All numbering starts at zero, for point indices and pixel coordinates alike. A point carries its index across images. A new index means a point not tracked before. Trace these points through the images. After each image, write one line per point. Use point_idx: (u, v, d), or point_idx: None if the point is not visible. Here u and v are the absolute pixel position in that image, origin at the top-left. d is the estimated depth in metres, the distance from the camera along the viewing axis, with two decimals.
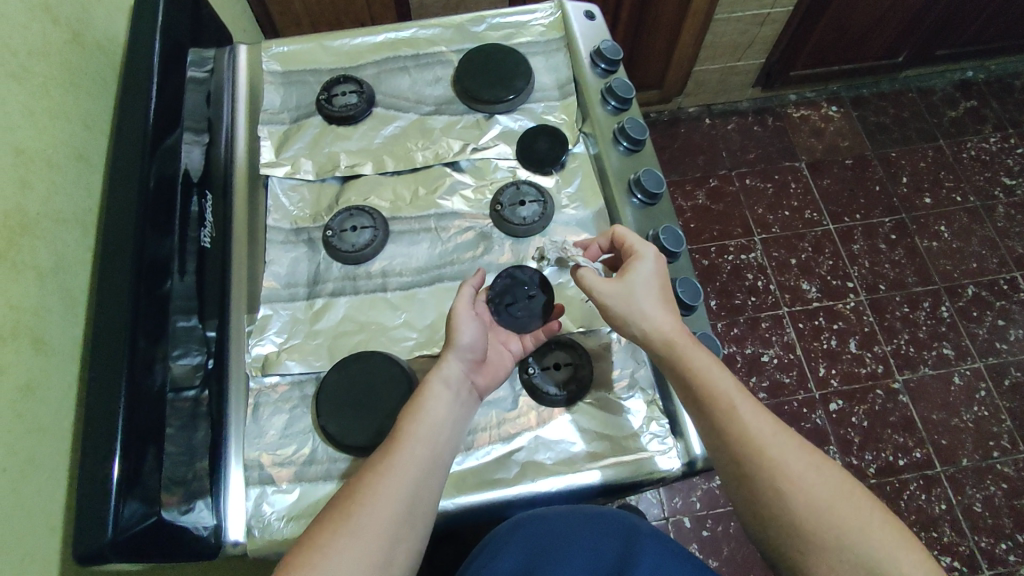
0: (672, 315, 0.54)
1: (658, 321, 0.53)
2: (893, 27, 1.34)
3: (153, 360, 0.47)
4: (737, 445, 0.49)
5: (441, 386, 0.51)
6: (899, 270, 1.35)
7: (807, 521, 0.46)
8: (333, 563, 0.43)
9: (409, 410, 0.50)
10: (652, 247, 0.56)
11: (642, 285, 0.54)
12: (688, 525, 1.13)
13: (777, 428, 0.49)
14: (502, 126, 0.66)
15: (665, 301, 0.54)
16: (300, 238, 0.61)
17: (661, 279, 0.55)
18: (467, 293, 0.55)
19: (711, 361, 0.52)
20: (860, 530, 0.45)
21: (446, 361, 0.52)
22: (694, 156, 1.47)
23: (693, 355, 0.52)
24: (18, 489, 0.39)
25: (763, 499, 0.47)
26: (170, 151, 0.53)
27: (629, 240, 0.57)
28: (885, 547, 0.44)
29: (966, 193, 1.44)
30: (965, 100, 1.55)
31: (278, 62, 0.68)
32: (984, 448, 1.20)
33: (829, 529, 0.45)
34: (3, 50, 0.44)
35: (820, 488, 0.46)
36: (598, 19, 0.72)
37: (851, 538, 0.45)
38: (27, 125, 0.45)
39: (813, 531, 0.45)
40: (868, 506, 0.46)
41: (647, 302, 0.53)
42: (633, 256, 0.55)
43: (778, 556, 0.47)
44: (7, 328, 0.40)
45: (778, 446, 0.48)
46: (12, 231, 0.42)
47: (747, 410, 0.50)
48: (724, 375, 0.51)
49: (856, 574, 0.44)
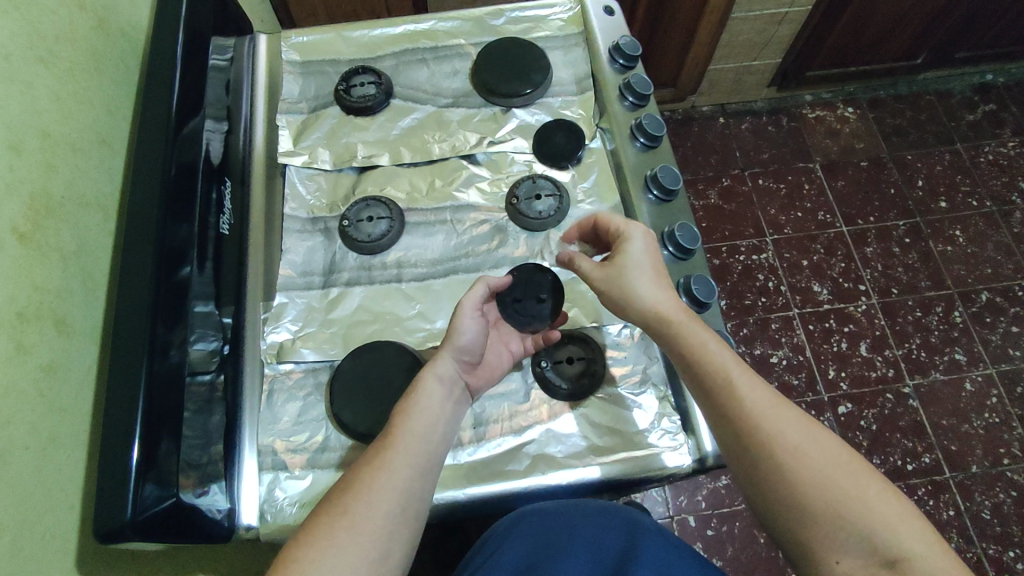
0: (668, 290, 0.53)
1: (655, 298, 0.52)
2: (912, 28, 1.33)
3: (171, 346, 0.47)
4: (736, 420, 0.47)
5: (435, 383, 0.50)
6: (912, 273, 1.35)
7: (807, 495, 0.44)
8: (328, 559, 0.41)
9: (402, 406, 0.48)
10: (640, 226, 0.56)
11: (635, 263, 0.54)
12: (692, 524, 1.13)
13: (777, 401, 0.48)
14: (520, 119, 0.66)
15: (658, 277, 0.54)
16: (317, 228, 0.62)
17: (652, 255, 0.55)
18: (478, 294, 0.54)
19: (711, 337, 0.51)
20: (862, 502, 0.43)
21: (440, 358, 0.51)
22: (707, 155, 1.46)
23: (693, 332, 0.51)
24: (40, 467, 0.40)
25: (764, 474, 0.46)
26: (191, 138, 0.54)
27: (614, 222, 0.57)
28: (887, 520, 0.43)
29: (983, 198, 1.42)
30: (983, 103, 1.53)
31: (298, 52, 0.68)
32: (994, 455, 1.19)
33: (830, 503, 0.44)
34: (31, 34, 0.44)
35: (822, 462, 0.45)
36: (617, 14, 0.71)
37: (852, 511, 0.43)
38: (53, 108, 0.45)
39: (814, 505, 0.44)
40: (870, 478, 0.45)
41: (643, 280, 0.53)
42: (622, 237, 0.56)
43: (781, 533, 0.46)
44: (31, 308, 0.41)
45: (778, 420, 0.47)
46: (38, 213, 0.43)
47: (744, 383, 0.48)
48: (723, 350, 0.50)
49: (856, 546, 0.43)
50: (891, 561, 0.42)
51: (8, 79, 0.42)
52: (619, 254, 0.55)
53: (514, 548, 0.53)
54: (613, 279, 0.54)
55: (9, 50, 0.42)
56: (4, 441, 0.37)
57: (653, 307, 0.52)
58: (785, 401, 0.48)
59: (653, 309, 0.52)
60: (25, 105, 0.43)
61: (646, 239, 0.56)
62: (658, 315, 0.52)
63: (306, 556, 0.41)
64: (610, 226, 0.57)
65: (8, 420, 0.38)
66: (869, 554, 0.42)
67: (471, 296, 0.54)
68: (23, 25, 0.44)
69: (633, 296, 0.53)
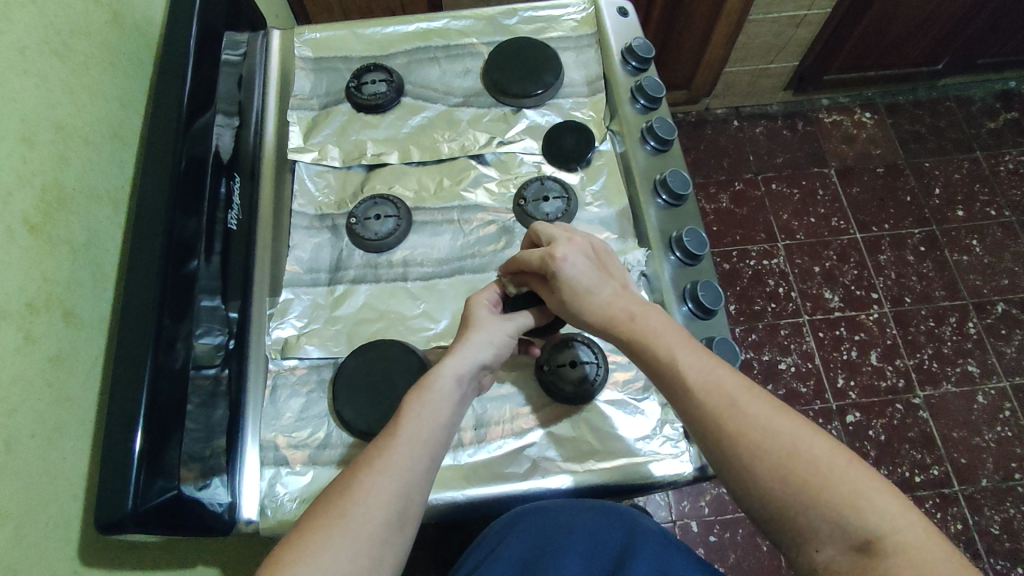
0: (618, 289, 0.51)
1: (604, 319, 0.49)
2: (933, 32, 1.31)
3: (177, 338, 0.48)
4: (699, 418, 0.44)
5: (452, 383, 0.48)
6: (926, 282, 1.33)
7: (773, 485, 0.41)
8: (321, 565, 0.40)
9: (413, 404, 0.47)
10: (562, 250, 0.51)
11: (576, 282, 0.50)
12: (695, 529, 1.13)
13: (739, 388, 0.45)
14: (530, 120, 0.66)
15: (603, 280, 0.51)
16: (325, 224, 0.62)
17: (590, 260, 0.52)
18: (523, 328, 0.53)
19: (670, 331, 0.48)
20: (830, 484, 0.40)
21: (458, 355, 0.49)
22: (720, 158, 1.45)
23: (652, 330, 0.48)
24: (45, 455, 0.41)
25: (729, 472, 0.43)
26: (201, 132, 0.54)
27: (535, 250, 0.52)
28: (858, 498, 0.40)
29: (1001, 207, 1.40)
30: (1005, 111, 1.50)
31: (310, 48, 0.68)
32: (1005, 469, 1.17)
33: (797, 490, 0.41)
34: (47, 27, 0.45)
35: (785, 447, 0.42)
36: (631, 16, 0.71)
37: (821, 494, 0.40)
38: (67, 101, 0.46)
39: (781, 496, 0.41)
40: (838, 452, 0.42)
41: (589, 291, 0.50)
42: (548, 270, 0.51)
43: (759, 524, 0.43)
44: (40, 298, 0.42)
45: (740, 410, 0.44)
46: (50, 205, 0.43)
47: (700, 381, 0.45)
48: (681, 342, 0.47)
49: (831, 533, 0.40)
50: (864, 540, 0.39)
51: (23, 71, 0.42)
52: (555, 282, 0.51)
53: (512, 547, 0.53)
54: (561, 308, 0.51)
55: (25, 43, 0.43)
56: (10, 429, 0.38)
57: (603, 320, 0.49)
58: (748, 386, 0.45)
59: (606, 321, 0.49)
60: (39, 98, 0.43)
61: (578, 244, 0.52)
62: (613, 324, 0.49)
63: (300, 560, 0.40)
64: (531, 260, 0.52)
65: (15, 409, 0.38)
66: (842, 538, 0.40)
67: (516, 327, 0.52)
68: (39, 17, 0.44)
69: (584, 316, 0.50)
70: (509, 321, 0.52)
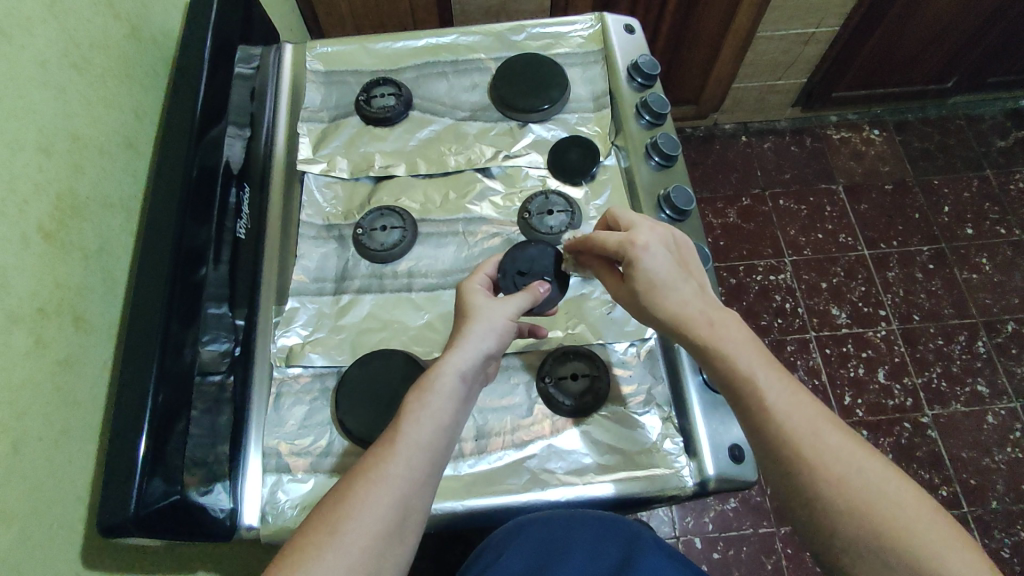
0: (695, 289, 0.49)
1: (683, 314, 0.47)
2: (940, 52, 1.31)
3: (183, 344, 0.48)
4: (768, 438, 0.44)
5: (454, 382, 0.47)
6: (934, 300, 1.32)
7: (843, 518, 0.41)
8: None
9: (412, 406, 0.46)
10: (645, 236, 0.50)
11: (651, 274, 0.48)
12: (698, 546, 1.12)
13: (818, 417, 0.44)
14: (536, 135, 0.67)
15: (681, 277, 0.49)
16: (331, 235, 0.63)
17: (669, 254, 0.50)
18: (521, 309, 0.52)
19: (747, 345, 0.46)
20: (897, 526, 0.40)
21: (460, 350, 0.49)
22: (727, 173, 1.46)
23: (726, 336, 0.46)
24: (52, 459, 0.41)
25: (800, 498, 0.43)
26: (214, 142, 0.55)
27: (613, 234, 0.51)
28: (923, 549, 0.39)
29: (1012, 227, 1.39)
30: (1015, 129, 1.50)
31: (322, 61, 0.70)
32: (1016, 491, 1.16)
33: (866, 530, 0.41)
34: (67, 40, 0.46)
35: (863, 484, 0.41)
36: (638, 33, 0.72)
37: (885, 534, 0.40)
38: (84, 113, 0.47)
39: (849, 530, 0.41)
40: (911, 497, 0.41)
41: (663, 285, 0.48)
42: (627, 254, 0.49)
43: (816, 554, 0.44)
44: (52, 303, 0.43)
45: (819, 439, 0.43)
46: (63, 213, 0.44)
47: (779, 400, 0.44)
48: (758, 359, 0.46)
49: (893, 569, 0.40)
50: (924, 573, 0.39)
51: (43, 83, 0.43)
52: (630, 268, 0.49)
53: (513, 558, 0.53)
54: (630, 296, 0.50)
55: (46, 56, 0.44)
56: (18, 431, 0.38)
57: (678, 319, 0.47)
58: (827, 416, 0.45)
59: (677, 316, 0.47)
60: (57, 108, 0.45)
61: (658, 235, 0.51)
62: (687, 323, 0.47)
63: None
64: (608, 243, 0.51)
65: (24, 412, 0.39)
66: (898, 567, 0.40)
67: (516, 309, 0.52)
68: (59, 32, 0.45)
69: (650, 309, 0.48)
70: (508, 304, 0.52)
